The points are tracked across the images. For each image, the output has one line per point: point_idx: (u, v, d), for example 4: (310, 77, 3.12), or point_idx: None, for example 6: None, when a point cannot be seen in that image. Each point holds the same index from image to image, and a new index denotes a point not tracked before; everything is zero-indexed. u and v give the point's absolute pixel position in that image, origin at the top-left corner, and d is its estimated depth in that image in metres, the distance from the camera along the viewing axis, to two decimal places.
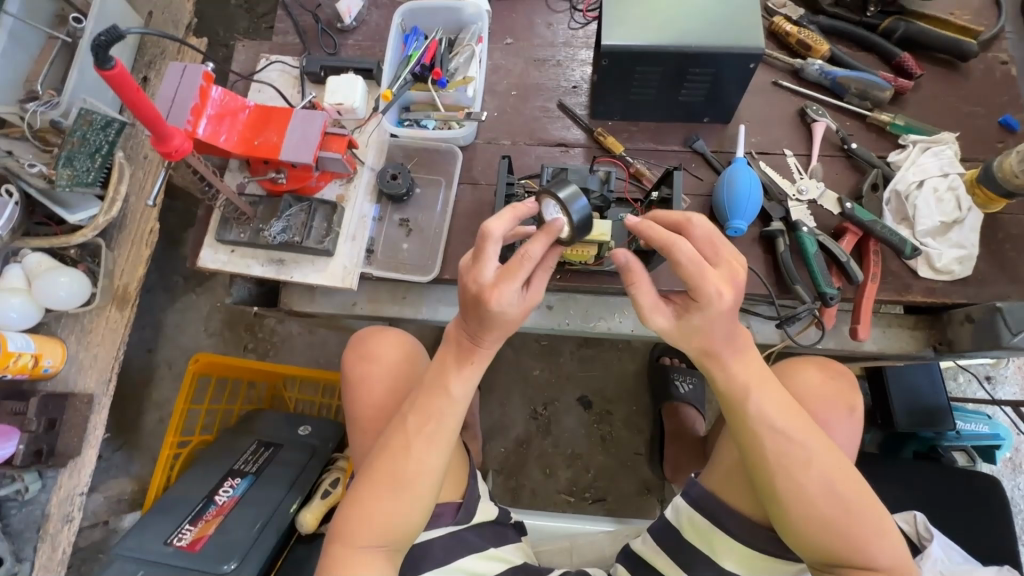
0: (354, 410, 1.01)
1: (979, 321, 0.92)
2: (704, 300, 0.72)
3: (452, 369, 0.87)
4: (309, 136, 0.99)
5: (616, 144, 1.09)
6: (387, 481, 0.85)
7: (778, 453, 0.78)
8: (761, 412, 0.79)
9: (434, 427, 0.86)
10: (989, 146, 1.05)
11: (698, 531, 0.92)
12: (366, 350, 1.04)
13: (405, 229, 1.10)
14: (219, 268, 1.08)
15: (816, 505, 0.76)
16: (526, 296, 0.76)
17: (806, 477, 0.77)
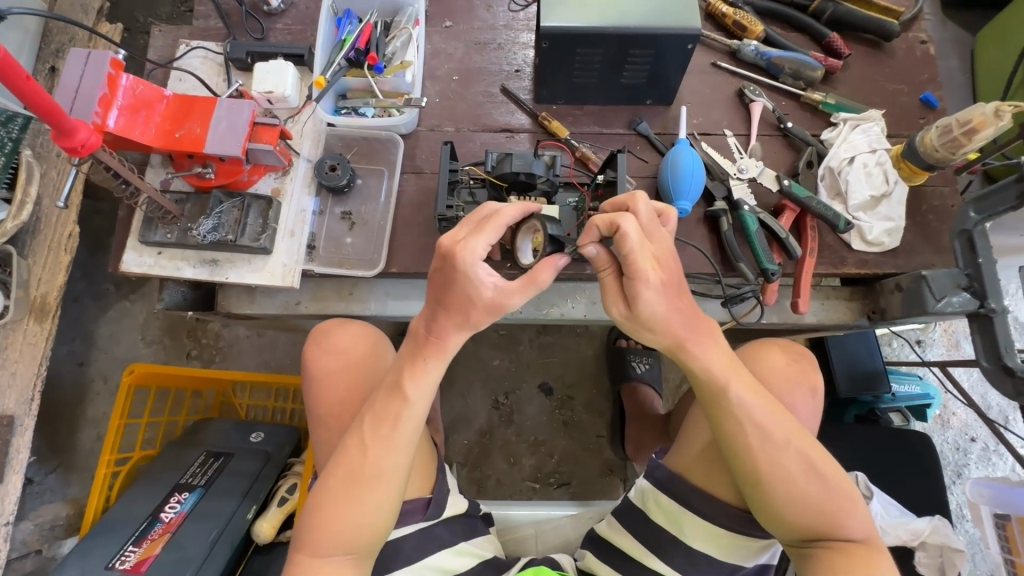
0: (315, 405, 0.95)
1: (907, 290, 0.97)
2: (638, 278, 0.72)
3: (412, 369, 0.82)
4: (236, 127, 0.93)
5: (561, 128, 1.08)
6: (347, 485, 0.81)
7: (756, 433, 0.79)
8: (741, 397, 0.79)
9: (392, 429, 0.82)
10: (911, 122, 1.11)
11: (665, 511, 0.93)
12: (331, 341, 0.98)
13: (348, 221, 1.06)
14: (145, 272, 1.00)
15: (796, 483, 0.78)
16: (501, 286, 0.74)
17: (786, 456, 0.78)
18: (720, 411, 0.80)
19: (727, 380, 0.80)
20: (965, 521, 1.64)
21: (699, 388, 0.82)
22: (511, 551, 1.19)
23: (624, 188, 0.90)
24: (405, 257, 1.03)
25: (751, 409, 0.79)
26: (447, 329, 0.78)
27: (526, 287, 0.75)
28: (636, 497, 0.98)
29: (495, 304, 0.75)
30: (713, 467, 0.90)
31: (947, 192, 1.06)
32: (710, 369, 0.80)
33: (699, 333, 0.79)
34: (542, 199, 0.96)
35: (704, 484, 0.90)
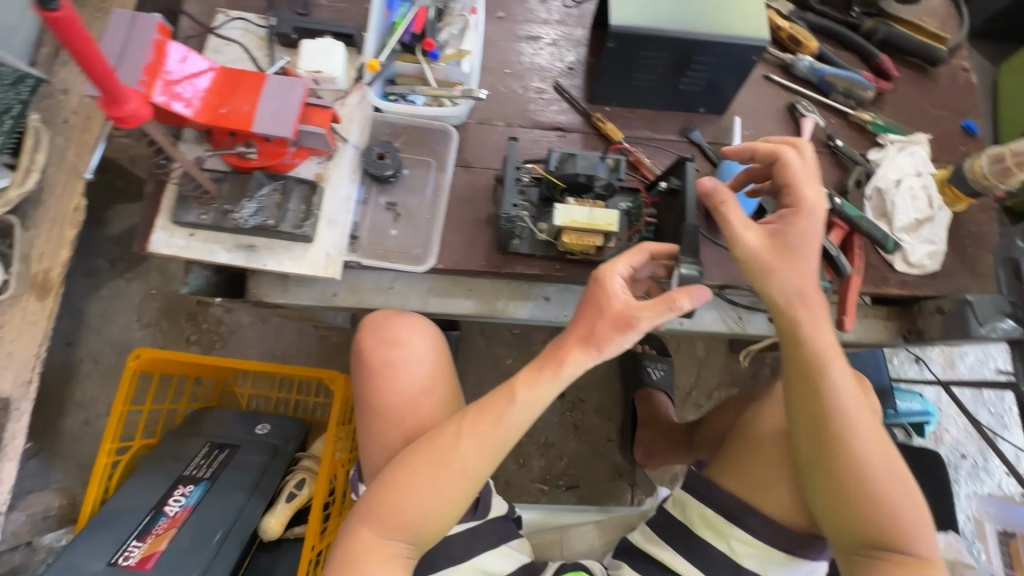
0: (373, 397, 0.91)
1: (949, 313, 0.99)
2: (803, 207, 0.80)
3: (526, 377, 0.81)
4: (286, 106, 0.88)
5: (615, 131, 1.06)
6: (429, 471, 0.80)
7: (847, 415, 0.80)
8: (837, 376, 0.81)
9: (491, 430, 0.81)
10: (953, 148, 1.12)
11: (715, 527, 0.92)
12: (392, 333, 0.93)
13: (392, 213, 1.01)
14: (175, 254, 0.94)
15: (869, 476, 0.79)
16: (633, 301, 0.77)
17: (868, 447, 0.80)
18: (808, 389, 0.82)
19: (825, 361, 0.81)
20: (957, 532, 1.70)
21: (794, 363, 0.83)
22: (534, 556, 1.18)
23: (691, 197, 0.88)
24: (452, 254, 1.00)
25: (841, 393, 0.81)
26: (574, 336, 0.79)
27: (659, 304, 0.74)
28: (679, 513, 0.96)
29: (623, 318, 0.76)
30: (760, 476, 0.92)
31: (984, 219, 1.08)
32: (813, 344, 0.81)
33: (807, 305, 0.81)
34: (599, 203, 0.94)
35: (751, 498, 0.91)
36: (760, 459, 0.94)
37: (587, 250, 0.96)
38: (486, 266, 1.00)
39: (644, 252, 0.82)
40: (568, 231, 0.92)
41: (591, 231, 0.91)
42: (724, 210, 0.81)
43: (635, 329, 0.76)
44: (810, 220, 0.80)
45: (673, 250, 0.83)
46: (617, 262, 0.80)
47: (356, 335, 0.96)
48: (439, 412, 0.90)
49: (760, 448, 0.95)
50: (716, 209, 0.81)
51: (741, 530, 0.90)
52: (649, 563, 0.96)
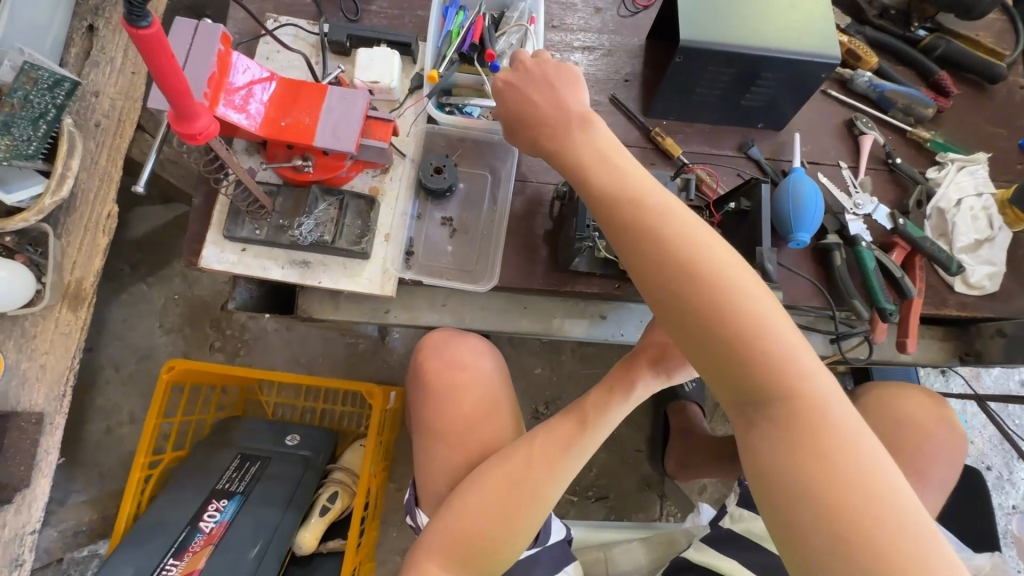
0: (433, 418, 0.89)
1: (1012, 336, 0.99)
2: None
3: (597, 398, 0.80)
4: (348, 120, 0.85)
5: (674, 146, 1.04)
6: (502, 497, 0.75)
7: (832, 436, 0.53)
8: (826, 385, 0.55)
9: (566, 452, 0.77)
10: (1010, 166, 1.11)
11: (777, 540, 0.99)
12: (454, 356, 0.92)
13: (448, 228, 0.99)
14: (227, 270, 0.91)
15: (890, 509, 0.51)
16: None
17: (768, 350, 0.55)
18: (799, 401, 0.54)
19: (761, 332, 0.55)
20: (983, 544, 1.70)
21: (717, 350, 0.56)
22: None
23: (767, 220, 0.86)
24: (510, 271, 0.96)
25: (828, 394, 0.55)
26: (646, 358, 0.80)
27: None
28: (740, 529, 1.03)
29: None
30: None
31: None
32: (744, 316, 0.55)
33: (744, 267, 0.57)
34: None
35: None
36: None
37: None
38: (545, 284, 0.97)
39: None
40: None
41: None
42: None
43: None
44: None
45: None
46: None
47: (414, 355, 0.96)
48: (504, 434, 0.87)
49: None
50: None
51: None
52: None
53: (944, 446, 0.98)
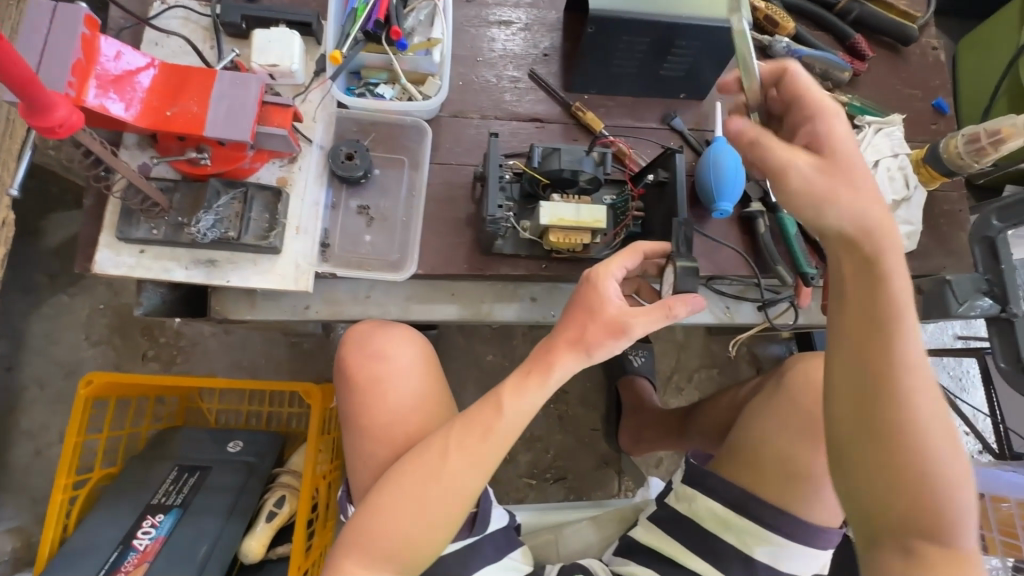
0: (357, 416, 0.84)
1: (928, 293, 1.01)
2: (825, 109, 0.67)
3: (514, 382, 0.78)
4: (241, 106, 0.80)
5: (596, 120, 1.02)
6: (416, 492, 0.74)
7: (919, 396, 0.64)
8: (910, 355, 0.65)
9: (480, 445, 0.76)
10: (925, 127, 1.13)
11: (722, 520, 0.93)
12: (376, 347, 0.87)
13: (365, 217, 0.95)
14: (125, 274, 0.85)
15: (921, 478, 0.65)
16: (626, 307, 0.75)
17: (906, 463, 0.65)
18: (873, 359, 0.65)
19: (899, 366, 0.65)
20: None
21: (851, 316, 0.67)
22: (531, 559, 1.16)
23: (682, 190, 0.85)
24: (431, 258, 0.94)
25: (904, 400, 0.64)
26: (563, 339, 0.77)
27: (654, 311, 0.73)
28: (686, 509, 0.97)
29: (617, 322, 0.74)
30: (769, 463, 0.92)
31: (955, 197, 1.10)
32: (876, 291, 0.66)
33: (886, 242, 0.65)
34: (585, 199, 0.90)
35: (757, 486, 0.91)
36: (764, 446, 0.93)
37: (575, 246, 0.92)
38: (469, 268, 0.95)
39: (639, 252, 0.79)
40: (553, 230, 0.89)
41: (579, 228, 0.88)
42: (763, 148, 0.65)
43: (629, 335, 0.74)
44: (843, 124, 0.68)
45: (667, 247, 0.82)
46: (612, 264, 0.77)
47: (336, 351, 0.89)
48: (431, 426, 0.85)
49: (767, 435, 0.94)
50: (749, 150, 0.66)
51: (750, 523, 0.91)
52: (655, 558, 0.99)
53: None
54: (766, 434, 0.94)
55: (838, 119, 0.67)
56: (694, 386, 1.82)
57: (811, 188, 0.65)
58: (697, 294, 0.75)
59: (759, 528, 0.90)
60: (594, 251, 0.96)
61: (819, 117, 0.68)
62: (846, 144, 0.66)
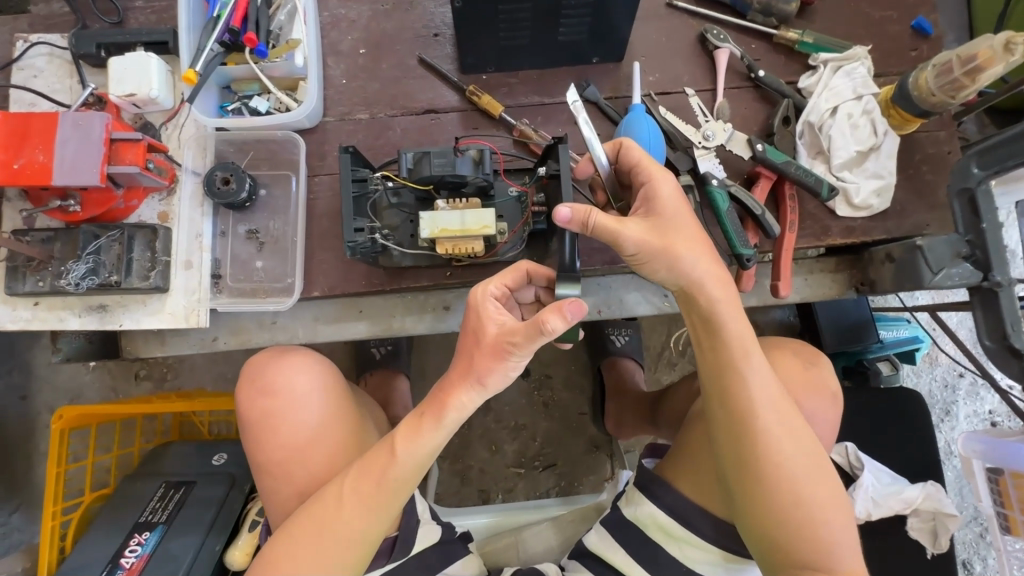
0: (260, 453, 0.82)
1: (899, 261, 0.86)
2: (654, 175, 0.72)
3: (407, 428, 0.73)
4: (88, 147, 0.76)
5: (493, 103, 0.90)
6: (310, 538, 0.73)
7: (775, 437, 0.71)
8: (767, 399, 0.72)
9: (377, 492, 0.73)
10: (902, 56, 0.94)
11: (664, 529, 0.84)
12: (272, 380, 0.84)
13: (255, 241, 0.90)
14: (22, 328, 0.85)
15: (785, 476, 0.70)
16: (507, 325, 0.67)
17: (772, 465, 0.71)
18: (731, 413, 0.72)
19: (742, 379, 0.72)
20: (953, 459, 1.53)
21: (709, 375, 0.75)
22: (490, 564, 1.10)
23: (568, 183, 0.75)
24: (327, 277, 0.89)
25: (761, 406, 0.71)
26: (456, 376, 0.70)
27: (530, 327, 0.63)
28: (629, 514, 0.86)
29: (500, 345, 0.66)
30: (701, 474, 0.83)
31: (942, 137, 0.92)
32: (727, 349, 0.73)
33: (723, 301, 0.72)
34: (475, 199, 0.81)
35: (695, 496, 0.83)
36: (693, 454, 0.85)
37: (472, 253, 0.83)
38: (368, 285, 0.89)
39: (521, 271, 0.73)
40: (440, 241, 0.79)
41: (466, 236, 0.78)
42: (599, 220, 0.67)
43: (514, 358, 0.67)
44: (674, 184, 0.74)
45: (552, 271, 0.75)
46: (488, 282, 0.70)
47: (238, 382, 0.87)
48: (333, 460, 0.82)
49: (695, 444, 0.86)
50: (588, 224, 0.68)
51: (688, 533, 0.83)
52: (603, 566, 0.87)
53: (814, 407, 0.88)
54: (693, 442, 0.87)
55: (669, 182, 0.72)
56: (688, 359, 1.58)
57: (645, 250, 0.69)
58: (578, 300, 0.64)
59: (699, 541, 0.82)
60: (500, 252, 0.88)
61: (651, 188, 0.72)
62: (675, 206, 0.72)
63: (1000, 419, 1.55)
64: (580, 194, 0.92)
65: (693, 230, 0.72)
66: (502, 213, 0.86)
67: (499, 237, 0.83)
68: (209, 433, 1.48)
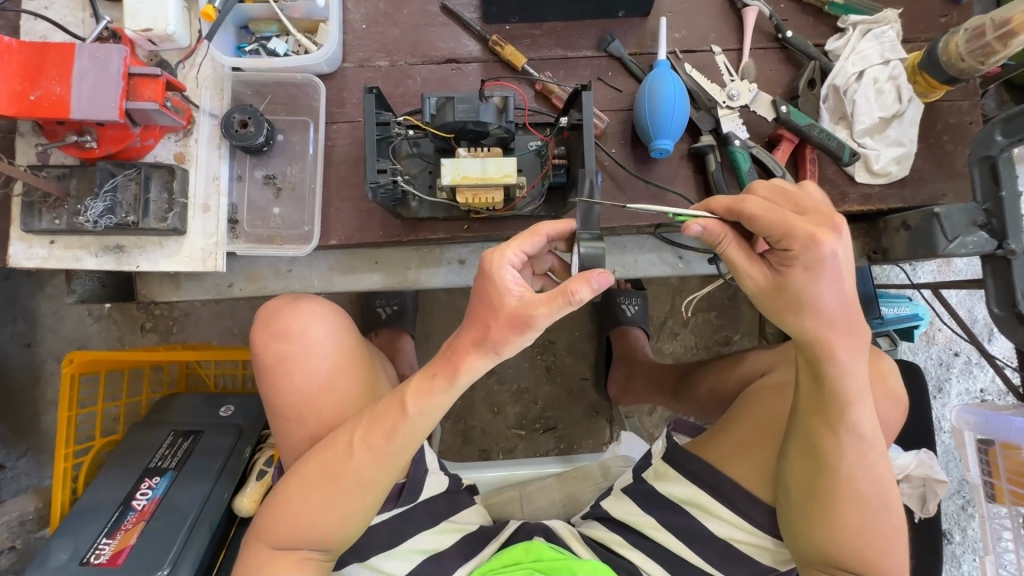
0: (272, 395, 0.83)
1: (915, 228, 0.86)
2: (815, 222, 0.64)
3: (419, 385, 0.71)
4: (106, 82, 0.75)
5: (516, 55, 0.89)
6: (318, 483, 0.74)
7: (860, 466, 0.72)
8: (855, 430, 0.72)
9: (387, 444, 0.72)
10: (931, 22, 0.93)
11: (702, 505, 0.85)
12: (287, 328, 0.83)
13: (272, 188, 0.90)
14: (38, 266, 0.84)
15: (857, 497, 0.72)
16: (528, 295, 0.62)
17: (843, 487, 0.72)
18: (824, 438, 0.72)
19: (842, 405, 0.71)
20: (943, 433, 1.57)
21: (809, 400, 0.73)
22: (495, 516, 1.14)
23: (593, 134, 0.75)
24: (344, 227, 0.89)
25: (850, 434, 0.72)
26: (466, 341, 0.66)
27: (554, 297, 0.60)
28: (661, 489, 0.88)
29: (520, 317, 0.61)
30: (756, 463, 0.81)
31: (965, 107, 0.92)
32: (838, 383, 0.70)
33: (846, 339, 0.68)
34: (497, 149, 0.80)
35: (749, 486, 0.81)
36: (747, 448, 0.83)
37: (492, 205, 0.83)
38: (385, 235, 0.89)
39: (542, 235, 0.66)
40: (461, 190, 0.78)
41: (487, 186, 0.78)
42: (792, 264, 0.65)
43: (535, 329, 0.62)
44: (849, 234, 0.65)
45: (571, 226, 0.68)
46: (506, 249, 0.64)
47: (254, 326, 0.87)
48: (347, 404, 0.83)
49: (748, 434, 0.84)
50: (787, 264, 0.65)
51: (725, 510, 0.83)
52: (624, 525, 0.91)
53: (881, 410, 0.86)
54: (745, 432, 0.84)
55: (835, 242, 0.63)
56: (690, 329, 1.59)
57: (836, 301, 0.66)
58: (605, 270, 0.61)
59: (733, 516, 0.82)
60: (517, 207, 0.86)
61: (808, 247, 0.63)
62: (834, 274, 0.64)
63: (991, 397, 1.58)
64: (602, 150, 0.90)
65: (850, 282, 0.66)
66: (521, 167, 0.86)
67: (518, 190, 0.83)
68: (215, 386, 1.46)
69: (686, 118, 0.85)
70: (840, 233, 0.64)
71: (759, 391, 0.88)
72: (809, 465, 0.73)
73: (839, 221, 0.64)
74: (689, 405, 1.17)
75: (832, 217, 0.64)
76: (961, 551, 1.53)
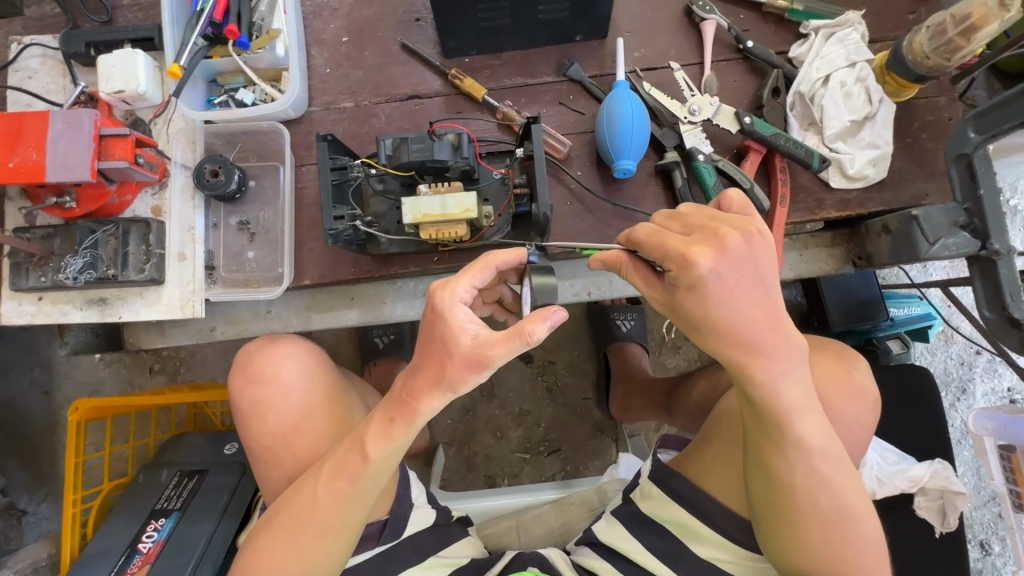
0: (249, 437, 0.84)
1: (897, 232, 0.82)
2: (699, 240, 0.59)
3: (377, 429, 0.70)
4: (77, 146, 0.78)
5: (476, 86, 0.90)
6: (289, 528, 0.74)
7: (831, 488, 0.67)
8: (811, 454, 0.66)
9: (350, 487, 0.72)
10: (898, 20, 0.90)
11: (691, 529, 0.81)
12: (259, 370, 0.85)
13: (246, 233, 0.92)
14: (28, 322, 0.87)
15: (828, 520, 0.68)
16: (483, 333, 0.61)
17: (804, 512, 0.68)
18: (770, 461, 0.67)
19: (783, 430, 0.65)
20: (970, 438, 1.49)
21: (752, 420, 0.68)
22: (491, 546, 1.11)
23: (542, 163, 0.75)
24: (317, 266, 0.90)
25: (801, 459, 0.66)
26: (421, 381, 0.64)
27: (510, 338, 0.59)
28: (648, 510, 0.85)
29: (475, 357, 0.61)
30: (734, 480, 0.78)
31: (942, 103, 0.89)
32: (772, 404, 0.64)
33: (768, 360, 0.61)
34: (458, 183, 0.80)
35: (735, 509, 0.77)
36: (727, 466, 0.79)
37: (458, 236, 0.83)
38: (357, 271, 0.90)
39: (490, 268, 0.64)
40: (423, 225, 0.79)
41: (447, 220, 0.78)
42: (684, 291, 0.59)
43: (490, 367, 0.61)
44: (742, 245, 0.58)
45: (524, 257, 0.68)
46: (456, 286, 0.62)
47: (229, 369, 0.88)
48: (323, 440, 0.83)
49: (726, 453, 0.80)
50: (688, 294, 0.59)
51: (711, 530, 0.79)
52: (615, 554, 0.88)
53: (859, 415, 0.82)
54: (724, 449, 0.80)
55: (711, 259, 0.57)
56: (692, 342, 1.55)
57: (749, 322, 0.59)
58: (559, 305, 0.60)
59: (721, 539, 0.79)
60: (485, 236, 0.86)
61: (684, 268, 0.58)
62: (725, 295, 0.58)
63: (1020, 396, 1.50)
64: (566, 174, 0.89)
65: (763, 299, 0.59)
66: (486, 196, 0.86)
67: (482, 220, 0.83)
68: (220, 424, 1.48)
69: (647, 139, 0.84)
70: (722, 249, 0.57)
71: (728, 403, 0.85)
72: (766, 494, 0.69)
73: (722, 236, 0.57)
74: (681, 419, 1.14)
75: (714, 231, 0.59)
76: (1001, 563, 1.43)
